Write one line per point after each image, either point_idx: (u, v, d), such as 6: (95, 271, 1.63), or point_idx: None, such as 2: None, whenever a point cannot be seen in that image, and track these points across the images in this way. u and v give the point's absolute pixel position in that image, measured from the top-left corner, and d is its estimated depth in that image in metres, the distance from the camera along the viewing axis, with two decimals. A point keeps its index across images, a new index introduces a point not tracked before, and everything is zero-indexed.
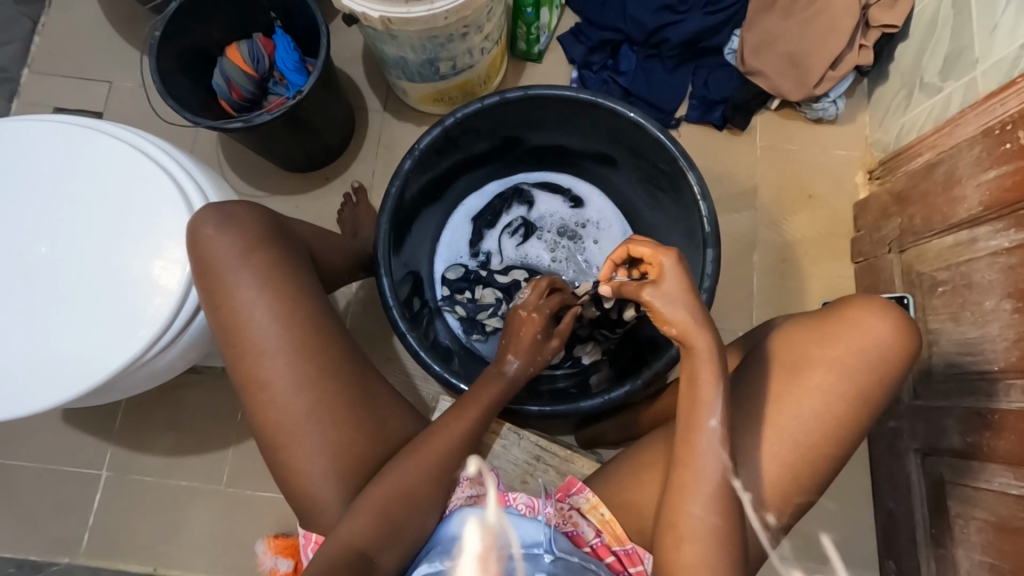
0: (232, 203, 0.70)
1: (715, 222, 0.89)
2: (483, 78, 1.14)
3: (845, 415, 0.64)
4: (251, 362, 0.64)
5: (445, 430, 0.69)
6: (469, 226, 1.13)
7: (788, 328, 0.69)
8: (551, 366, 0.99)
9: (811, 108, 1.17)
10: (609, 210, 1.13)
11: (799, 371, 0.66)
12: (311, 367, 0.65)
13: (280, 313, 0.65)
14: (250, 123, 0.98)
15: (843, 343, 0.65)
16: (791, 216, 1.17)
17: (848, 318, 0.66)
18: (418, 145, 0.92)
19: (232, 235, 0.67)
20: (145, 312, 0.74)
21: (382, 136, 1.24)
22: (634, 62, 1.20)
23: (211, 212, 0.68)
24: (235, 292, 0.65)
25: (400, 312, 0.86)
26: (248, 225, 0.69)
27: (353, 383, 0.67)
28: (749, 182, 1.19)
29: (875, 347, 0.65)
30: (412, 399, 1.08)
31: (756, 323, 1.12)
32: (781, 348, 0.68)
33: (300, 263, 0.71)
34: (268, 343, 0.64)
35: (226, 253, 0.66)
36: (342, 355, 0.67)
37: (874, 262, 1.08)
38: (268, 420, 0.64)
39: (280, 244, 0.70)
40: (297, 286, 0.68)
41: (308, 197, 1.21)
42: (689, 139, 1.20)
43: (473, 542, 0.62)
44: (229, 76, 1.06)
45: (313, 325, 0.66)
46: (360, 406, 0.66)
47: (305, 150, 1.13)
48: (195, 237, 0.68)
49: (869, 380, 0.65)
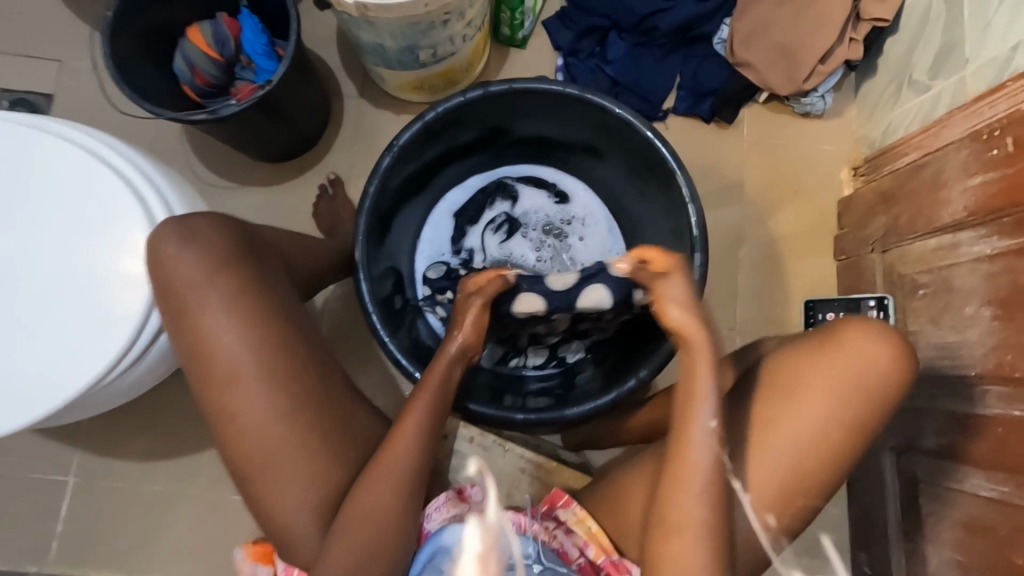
0: (189, 213, 0.62)
1: (703, 227, 0.87)
2: (466, 66, 1.09)
3: (841, 444, 0.65)
4: (216, 391, 0.59)
5: (399, 440, 0.65)
6: (451, 222, 1.09)
7: (782, 350, 0.69)
8: (538, 367, 1.03)
9: (799, 101, 1.15)
10: (596, 206, 1.10)
11: (793, 398, 0.65)
12: (284, 398, 0.60)
13: (248, 339, 0.59)
14: (216, 115, 0.91)
15: (839, 370, 0.65)
16: (776, 213, 1.16)
17: (845, 342, 0.65)
18: (396, 142, 0.89)
19: (197, 253, 0.59)
20: (104, 329, 0.69)
21: (361, 125, 1.18)
22: (622, 50, 1.16)
23: (168, 225, 0.60)
24: (203, 315, 0.59)
25: (379, 316, 0.85)
26: (212, 242, 0.60)
27: (330, 413, 0.63)
28: (735, 177, 1.17)
29: (874, 375, 0.64)
30: (379, 404, 1.06)
31: (740, 321, 1.12)
32: (776, 373, 0.67)
33: (275, 281, 0.64)
34: (237, 372, 0.59)
35: (187, 275, 0.59)
36: (316, 375, 0.62)
37: (857, 261, 1.08)
38: (239, 447, 0.60)
39: (252, 260, 0.63)
40: (271, 307, 0.61)
41: (280, 191, 1.16)
42: (676, 132, 1.18)
43: (473, 542, 0.61)
44: (191, 60, 0.99)
45: (285, 345, 0.60)
46: (334, 436, 0.62)
47: (273, 141, 1.06)
48: (153, 251, 0.60)
49: (864, 409, 0.65)
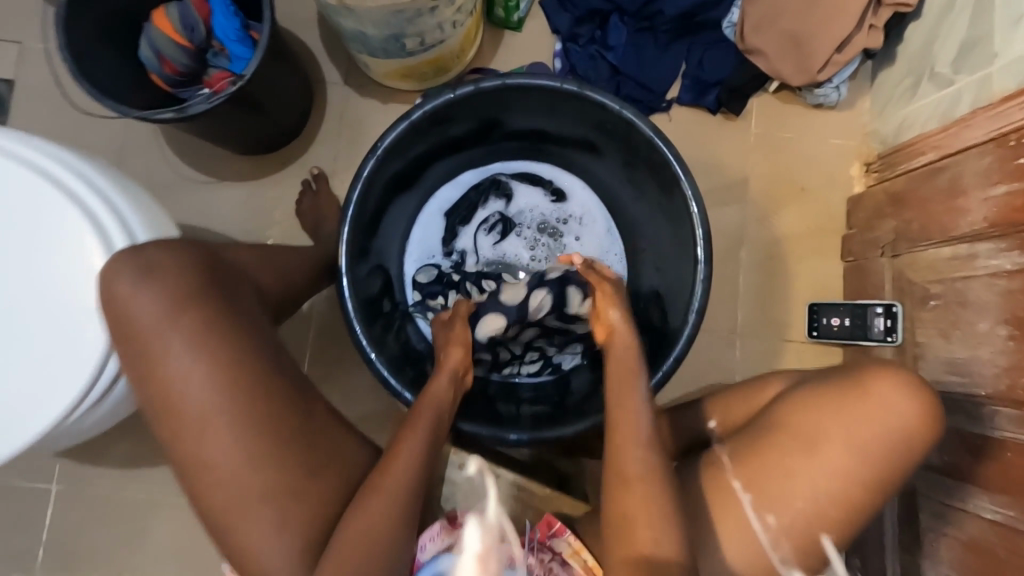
0: (146, 244, 0.57)
1: (707, 235, 0.82)
2: (457, 53, 1.01)
3: (861, 497, 0.66)
4: (186, 440, 0.55)
5: (387, 476, 0.59)
6: (442, 222, 1.04)
7: (804, 393, 0.70)
8: (530, 374, 0.99)
9: (811, 93, 1.08)
10: (594, 204, 1.05)
11: (813, 443, 0.67)
12: (258, 439, 0.55)
13: (217, 380, 0.55)
14: (184, 113, 0.84)
15: (863, 421, 0.66)
16: (781, 211, 1.11)
17: (871, 392, 0.67)
18: (381, 144, 0.83)
19: (157, 290, 0.54)
20: (65, 366, 0.62)
21: (346, 115, 1.11)
22: (623, 36, 1.09)
23: (123, 257, 0.56)
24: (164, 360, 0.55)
25: (366, 334, 0.80)
26: (174, 279, 0.55)
27: (307, 447, 0.58)
28: (740, 173, 1.12)
29: (900, 430, 0.66)
30: (369, 411, 1.03)
31: (740, 325, 1.09)
32: (798, 416, 0.69)
33: (244, 311, 0.60)
34: (205, 416, 0.54)
35: (146, 317, 0.54)
36: (293, 412, 0.58)
37: (864, 265, 1.03)
38: (214, 498, 0.56)
39: (218, 292, 0.58)
40: (237, 342, 0.57)
41: (262, 185, 1.09)
42: (679, 124, 1.12)
43: (473, 542, 0.60)
44: (158, 47, 0.92)
45: (258, 384, 0.56)
46: (314, 471, 0.57)
47: (250, 134, 0.99)
48: (108, 290, 0.55)
49: (888, 464, 0.66)
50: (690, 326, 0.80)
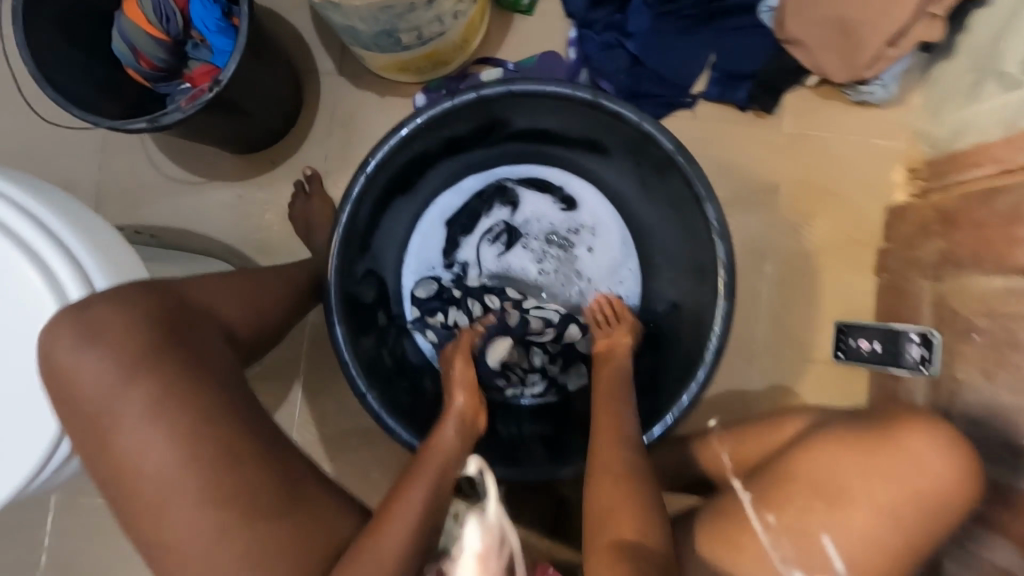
0: (90, 298, 0.52)
1: (730, 266, 0.74)
2: (459, 44, 0.92)
3: (887, 563, 0.61)
4: (147, 517, 0.49)
5: (376, 542, 0.53)
6: (443, 231, 0.97)
7: (828, 443, 0.65)
8: (530, 395, 0.92)
9: (855, 89, 0.97)
10: (607, 213, 0.96)
11: (835, 502, 0.62)
12: (225, 509, 0.50)
13: (178, 447, 0.49)
14: (157, 124, 0.77)
15: (894, 481, 0.61)
16: (813, 221, 1.01)
17: (904, 450, 0.62)
18: (371, 159, 0.76)
19: (106, 354, 0.50)
20: (22, 425, 0.55)
21: (339, 109, 1.02)
22: (646, 22, 0.97)
23: (66, 315, 0.51)
24: (120, 426, 0.49)
25: (358, 368, 0.74)
26: (126, 340, 0.51)
27: (280, 515, 0.51)
28: (769, 177, 1.01)
29: (935, 494, 0.61)
30: (364, 427, 0.99)
31: (760, 345, 1.00)
32: (821, 471, 0.64)
33: (209, 358, 0.54)
34: (166, 489, 0.49)
35: (96, 385, 0.50)
36: (265, 475, 0.52)
37: (901, 285, 0.94)
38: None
39: (178, 344, 0.53)
40: (198, 403, 0.51)
41: (253, 186, 1.02)
42: (704, 121, 1.01)
43: (472, 540, 0.52)
44: (131, 41, 0.84)
45: (221, 448, 0.51)
46: (288, 541, 0.51)
47: (232, 134, 0.92)
48: (48, 358, 0.51)
49: (919, 529, 0.61)
50: (706, 367, 0.73)
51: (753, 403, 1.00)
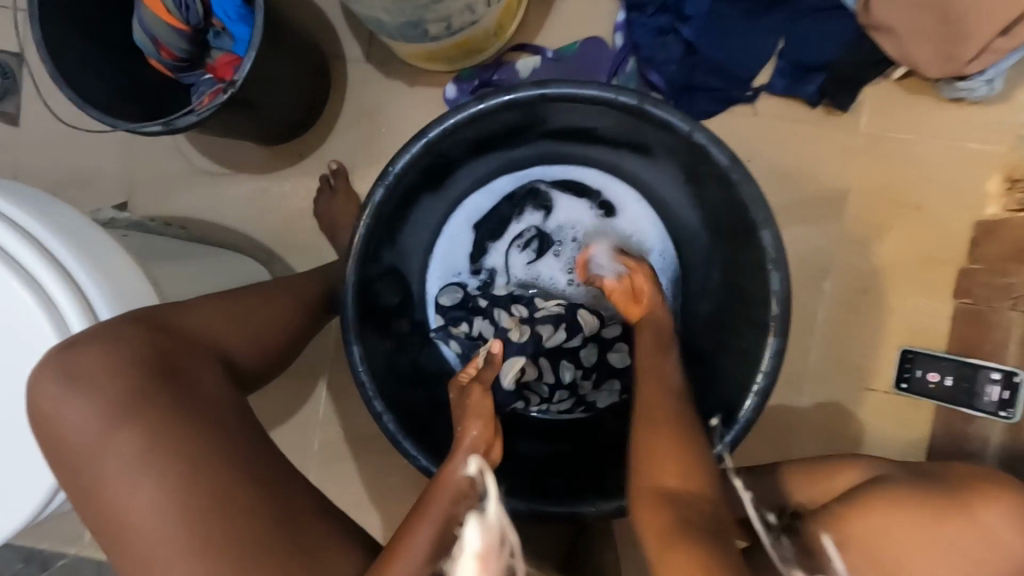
0: (79, 335, 0.50)
1: (786, 301, 0.65)
2: (492, 31, 0.83)
3: None
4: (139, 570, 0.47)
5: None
6: (470, 236, 0.92)
7: (889, 506, 0.57)
8: (556, 412, 0.89)
9: (951, 85, 0.83)
10: (649, 220, 0.88)
11: (889, 573, 0.56)
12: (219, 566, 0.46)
13: (172, 496, 0.47)
14: (171, 127, 0.74)
15: (961, 557, 0.55)
16: (885, 234, 0.90)
17: (977, 524, 0.55)
18: (392, 167, 0.70)
19: (90, 399, 0.48)
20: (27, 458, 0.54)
21: (365, 98, 0.97)
22: (704, 4, 0.86)
23: (52, 356, 0.49)
24: (111, 476, 0.47)
25: (373, 387, 0.71)
26: (116, 379, 0.49)
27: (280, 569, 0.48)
28: (838, 182, 0.90)
29: (1007, 563, 0.55)
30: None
31: (812, 370, 0.91)
32: (878, 537, 0.57)
33: (206, 387, 0.52)
34: (156, 546, 0.46)
35: (81, 432, 0.48)
36: (257, 527, 0.48)
37: (984, 314, 0.83)
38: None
39: (170, 378, 0.50)
40: (188, 444, 0.48)
41: (278, 179, 0.99)
42: (766, 117, 0.90)
43: (472, 540, 0.47)
44: (153, 32, 0.80)
45: (210, 499, 0.47)
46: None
47: (252, 128, 0.87)
48: (36, 403, 0.49)
49: None
50: (749, 411, 0.66)
51: (799, 431, 0.91)
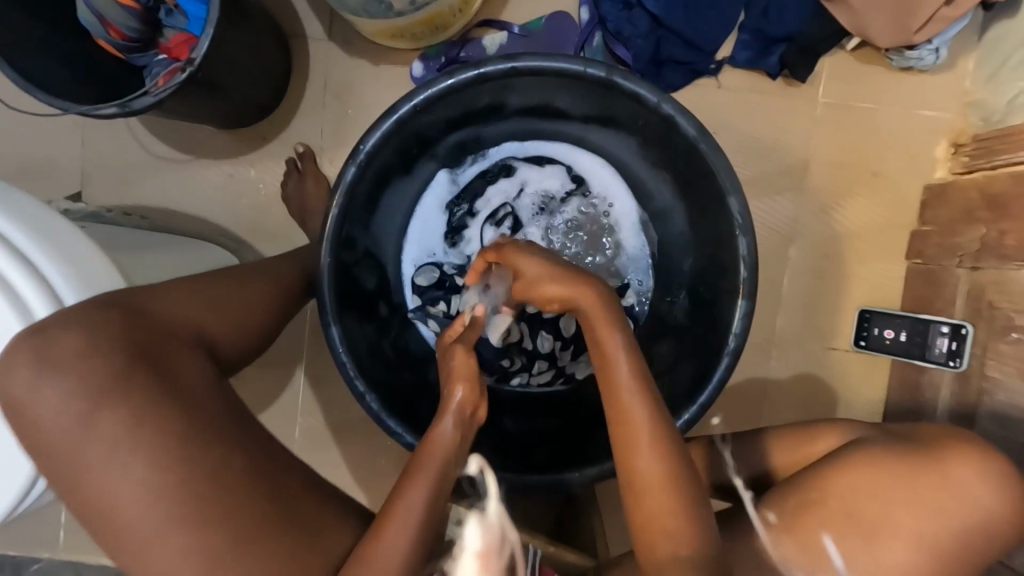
0: (48, 320, 0.48)
1: (754, 264, 0.68)
2: (458, 7, 0.83)
3: None
4: (130, 556, 0.46)
5: (376, 559, 0.50)
6: (443, 216, 0.91)
7: (869, 465, 0.59)
8: (537, 385, 0.91)
9: (901, 55, 0.87)
10: (620, 193, 0.89)
11: (870, 529, 0.57)
12: (207, 548, 0.46)
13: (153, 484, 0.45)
14: (129, 108, 0.71)
15: (935, 511, 0.57)
16: (845, 200, 0.94)
17: (948, 478, 0.57)
18: (362, 146, 0.70)
19: (67, 383, 0.46)
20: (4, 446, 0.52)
21: (330, 79, 0.95)
22: None
23: (22, 342, 0.47)
24: (88, 466, 0.45)
25: (355, 368, 0.71)
26: (88, 363, 0.47)
27: (276, 542, 0.48)
28: (800, 151, 0.93)
29: (981, 516, 0.56)
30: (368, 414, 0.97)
31: (779, 333, 0.95)
32: (857, 494, 0.59)
33: (186, 370, 0.51)
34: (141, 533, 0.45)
35: (57, 419, 0.46)
36: (250, 506, 0.48)
37: (935, 272, 0.88)
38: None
39: (149, 359, 0.49)
40: (173, 426, 0.47)
41: (243, 164, 0.97)
42: (731, 90, 0.92)
43: (473, 541, 0.50)
44: (99, 10, 0.76)
45: (199, 479, 0.46)
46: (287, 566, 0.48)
47: (213, 110, 0.84)
48: (7, 390, 0.47)
49: (960, 554, 0.57)
50: (723, 372, 0.69)
51: (768, 391, 0.96)
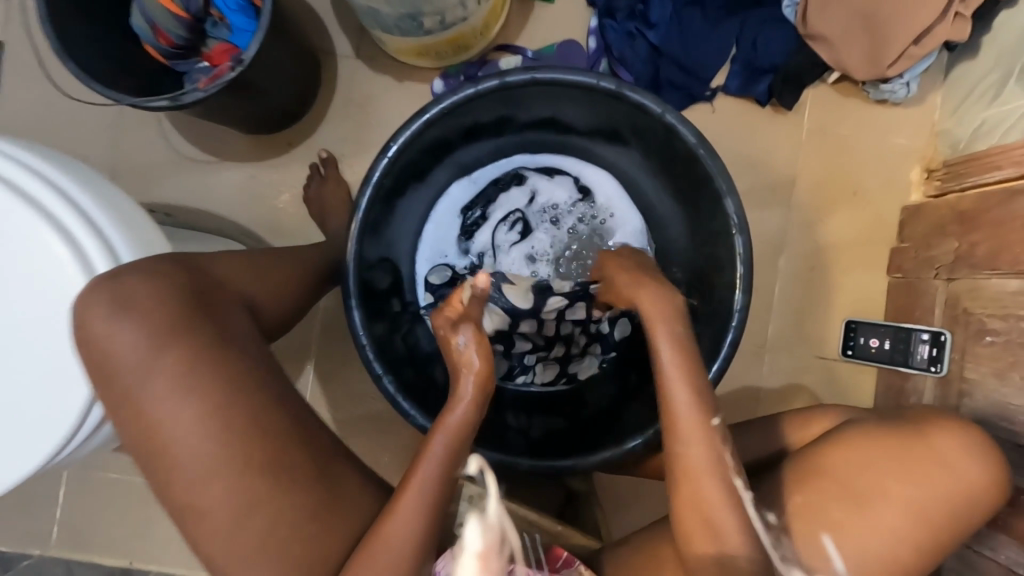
0: (122, 269, 0.53)
1: (749, 261, 0.74)
2: (480, 30, 0.91)
3: (909, 558, 0.60)
4: (179, 483, 0.50)
5: (387, 526, 0.52)
6: (457, 219, 0.97)
7: (862, 441, 0.64)
8: (545, 383, 0.93)
9: (878, 88, 0.96)
10: (623, 203, 0.96)
11: (865, 499, 0.61)
12: (255, 481, 0.51)
13: (209, 419, 0.50)
14: (178, 101, 0.77)
15: (924, 482, 0.61)
16: (830, 217, 1.01)
17: (934, 452, 0.62)
18: (392, 144, 0.75)
19: (133, 328, 0.51)
20: (67, 380, 0.55)
21: (355, 92, 1.02)
22: (669, 11, 0.96)
23: (100, 285, 0.52)
24: (150, 399, 0.50)
25: (374, 351, 0.74)
26: (156, 310, 0.51)
27: (314, 485, 0.53)
28: (788, 171, 1.01)
29: (962, 487, 0.61)
30: (375, 411, 0.99)
31: (771, 339, 1.01)
32: (852, 466, 0.63)
33: (239, 327, 0.56)
34: (195, 463, 0.50)
35: (128, 356, 0.50)
36: (289, 451, 0.53)
37: (914, 284, 0.95)
38: (213, 550, 0.51)
39: (209, 314, 0.53)
40: (229, 371, 0.52)
41: (268, 167, 1.02)
42: (723, 114, 1.01)
43: (473, 540, 0.46)
44: (151, 18, 0.83)
45: (248, 418, 0.51)
46: (321, 508, 0.53)
47: (249, 113, 0.91)
48: (82, 327, 0.51)
49: (945, 523, 0.61)
50: (722, 362, 0.73)
51: (761, 395, 1.00)
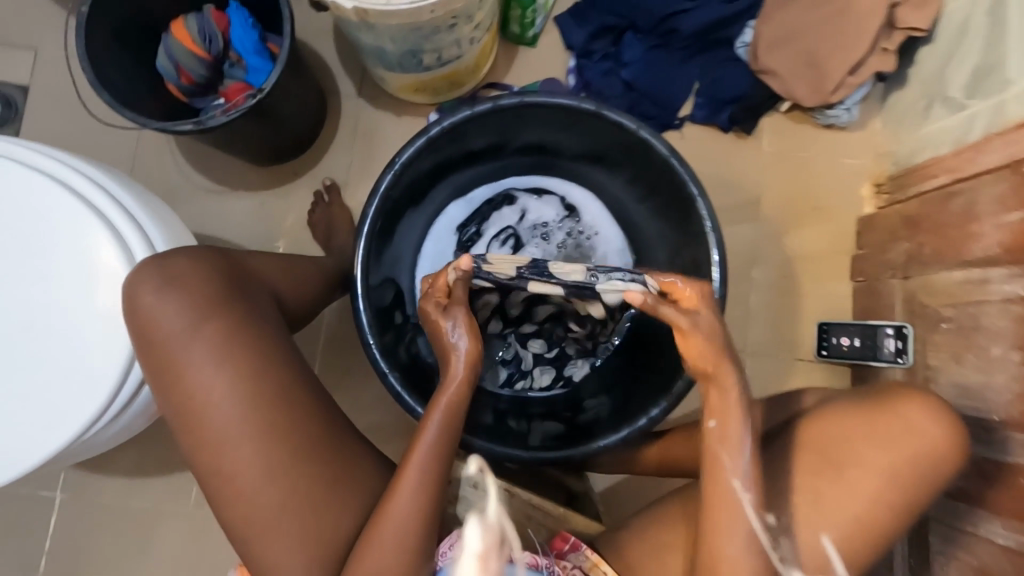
0: (171, 254, 0.60)
1: (723, 256, 0.81)
2: (472, 68, 1.02)
3: (888, 520, 0.64)
4: (209, 442, 0.55)
5: (392, 502, 0.56)
6: (453, 236, 1.04)
7: (835, 417, 0.69)
8: (540, 387, 0.98)
9: (823, 114, 1.09)
10: (605, 218, 1.05)
11: (841, 467, 0.65)
12: (281, 445, 0.55)
13: (240, 386, 0.55)
14: (202, 125, 0.85)
15: (895, 447, 0.65)
16: (795, 229, 1.11)
17: (901, 418, 0.66)
18: (399, 158, 0.82)
19: (176, 302, 0.57)
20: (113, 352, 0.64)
21: (358, 126, 1.11)
22: (638, 52, 1.09)
23: (151, 266, 0.58)
24: (190, 366, 0.56)
25: (380, 350, 0.78)
26: (196, 291, 0.57)
27: (337, 453, 0.58)
28: (754, 189, 1.12)
29: (931, 450, 0.65)
30: (376, 424, 1.01)
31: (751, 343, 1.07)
32: (828, 437, 0.67)
33: (267, 314, 0.61)
34: (227, 424, 0.55)
35: (172, 327, 0.56)
36: (311, 424, 0.57)
37: (875, 285, 1.03)
38: (232, 510, 0.55)
39: (242, 299, 0.59)
40: (261, 348, 0.57)
41: (276, 195, 1.09)
42: (692, 140, 1.12)
43: (472, 541, 0.45)
44: (176, 58, 0.92)
45: (278, 388, 0.56)
46: (341, 475, 0.57)
47: (262, 142, 0.98)
48: (132, 300, 0.58)
49: (918, 486, 0.65)
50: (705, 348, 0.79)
51: None
